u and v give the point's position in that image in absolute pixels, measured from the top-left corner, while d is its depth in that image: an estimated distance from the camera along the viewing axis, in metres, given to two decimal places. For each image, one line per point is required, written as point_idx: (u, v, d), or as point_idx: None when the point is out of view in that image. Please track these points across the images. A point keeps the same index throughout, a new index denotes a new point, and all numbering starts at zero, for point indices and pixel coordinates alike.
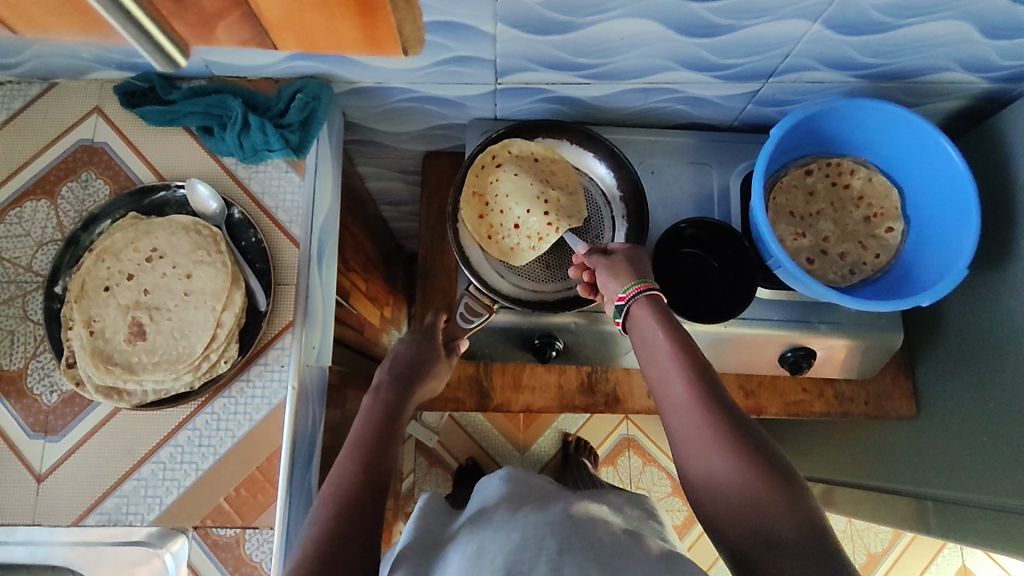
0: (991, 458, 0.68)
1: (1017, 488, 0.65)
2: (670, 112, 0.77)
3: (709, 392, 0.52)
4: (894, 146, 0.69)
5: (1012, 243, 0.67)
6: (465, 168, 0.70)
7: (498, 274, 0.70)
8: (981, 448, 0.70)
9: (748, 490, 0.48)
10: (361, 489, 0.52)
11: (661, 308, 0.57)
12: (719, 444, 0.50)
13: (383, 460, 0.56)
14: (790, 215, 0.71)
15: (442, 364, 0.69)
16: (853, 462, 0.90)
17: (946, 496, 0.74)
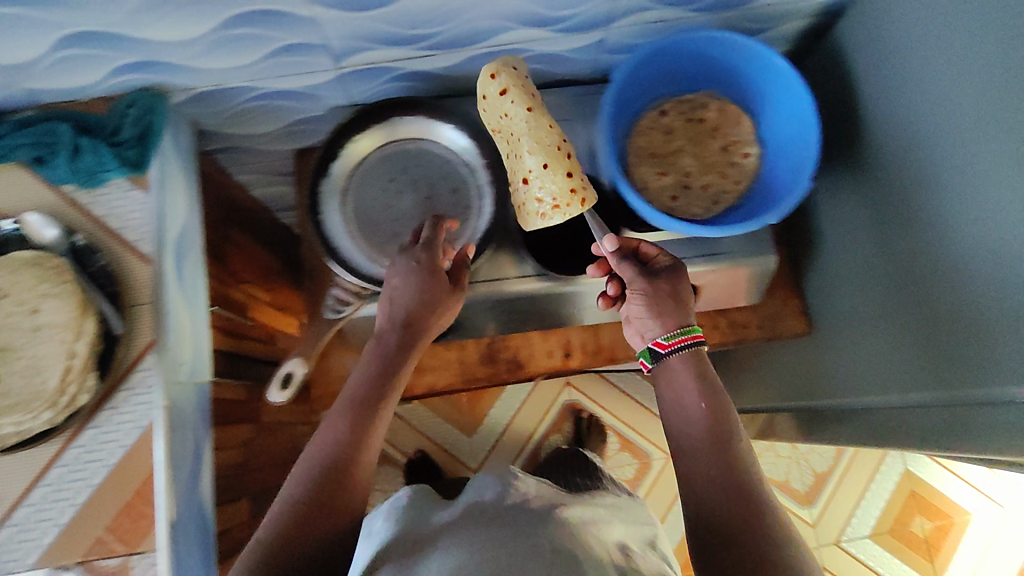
0: (866, 358, 0.70)
1: (887, 383, 0.67)
2: (527, 73, 0.76)
3: (723, 461, 0.57)
4: (734, 71, 0.68)
5: (868, 154, 0.68)
6: (316, 159, 0.68)
7: (368, 261, 0.68)
8: (860, 350, 0.72)
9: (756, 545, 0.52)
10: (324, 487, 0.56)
11: (696, 365, 0.62)
12: (718, 475, 0.56)
13: (360, 438, 0.59)
14: (651, 155, 0.71)
15: (445, 295, 0.65)
16: (767, 386, 0.93)
17: (859, 400, 0.72)
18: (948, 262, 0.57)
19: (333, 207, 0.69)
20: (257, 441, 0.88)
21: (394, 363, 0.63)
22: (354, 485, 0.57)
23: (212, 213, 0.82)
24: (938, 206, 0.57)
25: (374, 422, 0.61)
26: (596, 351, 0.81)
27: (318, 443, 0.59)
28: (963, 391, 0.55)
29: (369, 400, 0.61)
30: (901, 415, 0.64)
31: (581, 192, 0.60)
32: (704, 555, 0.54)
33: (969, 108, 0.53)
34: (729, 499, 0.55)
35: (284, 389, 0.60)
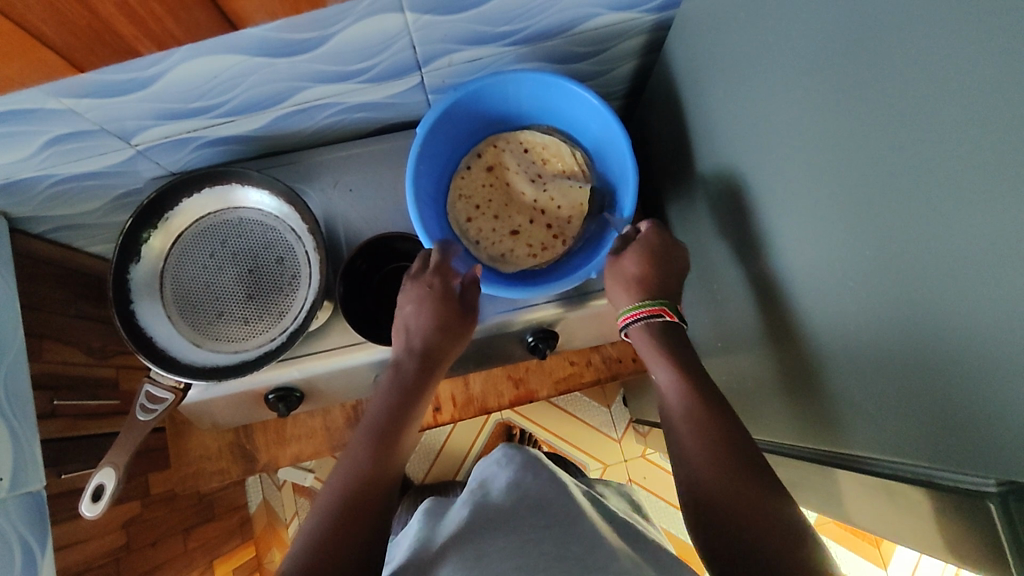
0: (743, 393, 0.67)
1: (765, 424, 0.63)
2: (353, 121, 0.71)
3: (700, 419, 0.49)
4: (562, 107, 0.65)
5: (709, 182, 0.64)
6: (121, 243, 0.63)
7: (192, 346, 0.64)
8: (734, 380, 0.68)
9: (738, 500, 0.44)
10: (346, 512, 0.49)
11: (663, 334, 0.55)
12: (708, 455, 0.47)
13: (387, 466, 0.53)
14: (478, 200, 0.67)
15: (459, 316, 0.60)
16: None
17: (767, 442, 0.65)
18: (785, 304, 0.53)
19: (149, 292, 0.65)
20: (144, 519, 0.86)
21: (418, 391, 0.58)
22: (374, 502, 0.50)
23: (56, 296, 0.78)
24: (774, 243, 0.53)
25: (396, 457, 0.54)
26: (467, 404, 0.78)
27: (346, 468, 0.52)
28: (838, 452, 0.49)
29: (392, 431, 0.55)
30: (800, 466, 0.58)
31: (561, 237, 0.66)
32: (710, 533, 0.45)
33: (781, 144, 0.49)
34: (726, 478, 0.45)
35: (95, 502, 0.58)
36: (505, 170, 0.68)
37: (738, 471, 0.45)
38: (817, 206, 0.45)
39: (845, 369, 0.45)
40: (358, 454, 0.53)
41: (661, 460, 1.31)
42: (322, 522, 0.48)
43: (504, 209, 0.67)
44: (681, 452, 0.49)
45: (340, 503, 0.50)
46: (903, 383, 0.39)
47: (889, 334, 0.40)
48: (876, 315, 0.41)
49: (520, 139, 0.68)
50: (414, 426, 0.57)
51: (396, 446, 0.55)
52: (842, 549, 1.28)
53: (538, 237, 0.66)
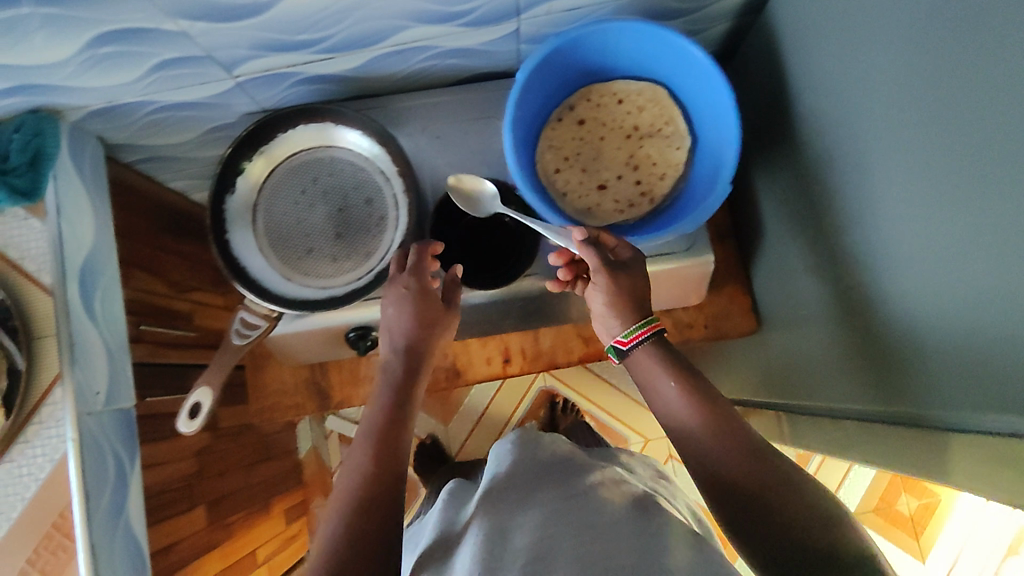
0: (801, 358, 0.69)
1: (821, 391, 0.65)
2: (444, 68, 0.71)
3: (713, 431, 0.53)
4: (660, 59, 0.64)
5: (805, 147, 0.62)
6: (221, 172, 0.65)
7: (282, 278, 0.66)
8: (799, 345, 0.70)
9: (785, 510, 0.48)
10: (360, 518, 0.52)
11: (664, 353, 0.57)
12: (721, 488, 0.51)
13: (391, 465, 0.56)
14: (567, 152, 0.67)
15: (444, 315, 0.62)
16: (740, 381, 0.88)
17: (823, 413, 0.65)
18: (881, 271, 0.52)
19: (242, 223, 0.66)
20: (213, 450, 0.88)
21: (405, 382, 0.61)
22: (382, 504, 0.53)
23: (142, 227, 0.80)
24: (874, 208, 0.52)
25: (399, 454, 0.57)
26: (536, 357, 0.78)
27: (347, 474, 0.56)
28: (908, 412, 0.49)
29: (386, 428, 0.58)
30: (857, 430, 0.58)
31: (651, 193, 0.65)
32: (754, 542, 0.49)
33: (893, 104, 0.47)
34: (756, 484, 0.50)
35: (191, 419, 0.60)
36: (597, 123, 0.67)
37: (761, 480, 0.50)
38: (929, 167, 0.44)
39: (934, 330, 0.45)
40: (355, 461, 0.56)
41: None
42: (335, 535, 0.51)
43: (593, 162, 0.66)
44: (696, 454, 0.53)
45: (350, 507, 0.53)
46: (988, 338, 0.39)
47: (980, 291, 0.39)
48: (970, 273, 0.40)
49: (616, 92, 0.67)
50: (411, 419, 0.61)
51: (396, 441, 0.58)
52: (881, 542, 1.27)
53: (627, 192, 0.65)
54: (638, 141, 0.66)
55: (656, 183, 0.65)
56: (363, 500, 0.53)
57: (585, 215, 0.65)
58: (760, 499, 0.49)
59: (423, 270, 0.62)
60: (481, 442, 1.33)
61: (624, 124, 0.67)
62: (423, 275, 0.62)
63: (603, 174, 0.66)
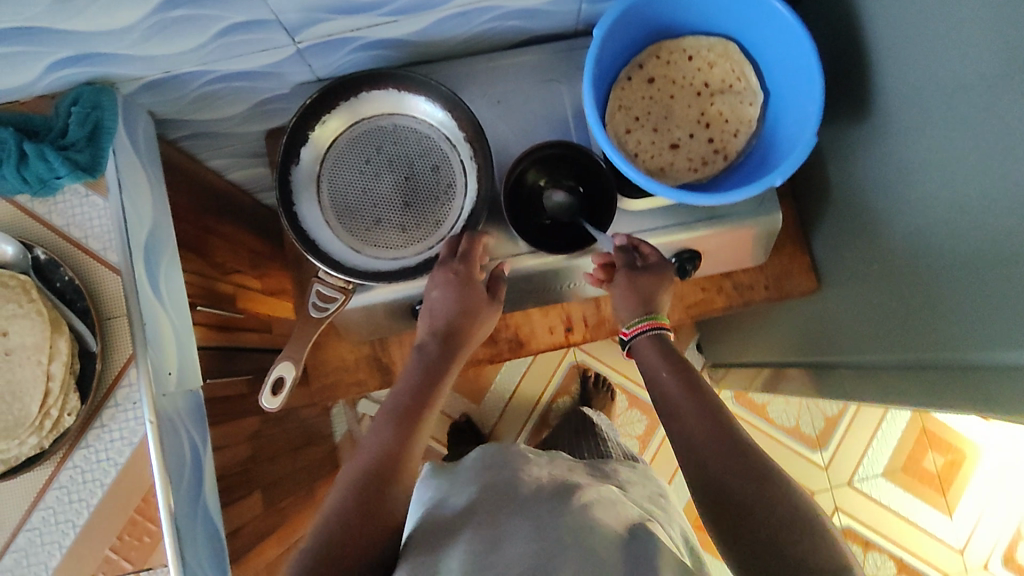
0: (869, 312, 0.69)
1: (890, 342, 0.66)
2: (504, 30, 0.69)
3: (708, 423, 0.57)
4: (736, 11, 0.63)
5: (879, 99, 0.62)
6: (287, 142, 0.63)
7: (352, 249, 0.64)
8: (867, 299, 0.70)
9: (764, 500, 0.52)
10: (359, 505, 0.55)
11: (663, 350, 0.64)
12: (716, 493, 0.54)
13: (405, 453, 0.59)
14: (637, 111, 0.66)
15: (485, 309, 0.65)
16: (791, 340, 0.89)
17: (882, 362, 0.68)
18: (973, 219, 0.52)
19: (308, 194, 0.65)
20: (265, 434, 0.87)
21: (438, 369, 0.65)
22: (391, 493, 0.56)
23: (186, 207, 0.77)
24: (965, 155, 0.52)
25: (414, 443, 0.60)
26: (599, 325, 0.78)
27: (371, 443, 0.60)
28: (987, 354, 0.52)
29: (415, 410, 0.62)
30: (930, 379, 0.59)
31: (725, 151, 0.65)
32: (724, 526, 0.53)
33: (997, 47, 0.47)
34: (739, 476, 0.54)
35: (274, 395, 0.58)
36: (665, 81, 0.66)
37: (744, 472, 0.54)
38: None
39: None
40: (380, 435, 0.60)
41: (733, 406, 1.33)
42: (333, 512, 0.55)
43: (664, 121, 0.66)
44: (684, 443, 0.58)
45: (370, 474, 0.57)
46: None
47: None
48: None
49: (685, 49, 0.66)
50: (433, 408, 0.64)
51: (416, 424, 0.62)
52: (908, 497, 1.30)
53: (700, 150, 0.65)
54: (709, 98, 0.66)
55: (729, 141, 0.66)
56: (369, 482, 0.56)
57: (659, 175, 0.65)
58: (755, 506, 0.52)
59: (475, 259, 0.63)
60: (512, 421, 1.33)
61: (694, 81, 0.66)
62: (474, 263, 0.63)
63: (675, 133, 0.66)
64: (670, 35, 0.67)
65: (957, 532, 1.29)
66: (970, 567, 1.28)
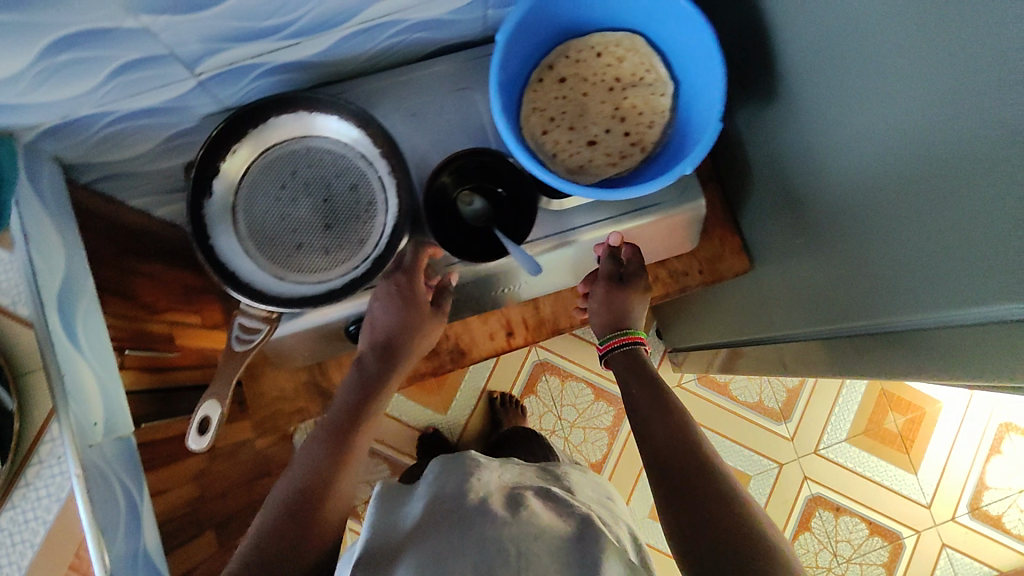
0: (799, 287, 0.71)
1: (822, 313, 0.67)
2: (412, 42, 0.69)
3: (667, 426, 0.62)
4: (638, 4, 0.63)
5: (784, 80, 0.63)
6: (198, 172, 0.62)
7: (275, 278, 0.63)
8: (794, 275, 0.71)
9: (711, 493, 0.56)
10: (287, 518, 0.57)
11: (627, 360, 0.70)
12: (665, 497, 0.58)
13: (336, 468, 0.62)
14: (551, 111, 0.66)
15: (425, 321, 0.67)
16: (734, 320, 0.90)
17: (814, 336, 0.70)
18: (875, 187, 0.53)
19: (225, 227, 0.64)
20: (213, 470, 0.85)
21: (373, 389, 0.67)
22: (319, 508, 0.59)
23: (105, 250, 0.76)
24: (862, 128, 0.53)
25: (347, 457, 0.63)
26: (539, 325, 0.78)
27: (299, 463, 0.62)
28: (903, 319, 0.53)
29: (348, 432, 0.65)
30: (859, 347, 0.62)
31: (641, 142, 0.66)
32: (675, 515, 0.56)
33: (876, 23, 0.48)
34: (693, 472, 0.58)
35: (201, 435, 0.57)
36: (576, 78, 0.67)
37: (699, 466, 0.58)
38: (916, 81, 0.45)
39: (937, 235, 0.46)
40: (310, 458, 0.63)
41: (696, 387, 1.34)
42: (259, 526, 0.57)
43: (579, 118, 0.66)
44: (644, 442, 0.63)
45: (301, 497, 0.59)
46: (989, 226, 0.41)
47: (986, 187, 0.41)
48: (973, 173, 0.42)
49: (594, 44, 0.66)
50: (370, 424, 0.66)
51: (351, 439, 0.64)
52: (873, 459, 1.33)
53: (617, 144, 0.66)
54: (621, 91, 0.66)
55: (644, 132, 0.66)
56: (297, 496, 0.59)
57: (578, 173, 0.65)
58: (700, 500, 0.56)
59: (415, 273, 0.66)
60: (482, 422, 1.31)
61: (605, 76, 0.66)
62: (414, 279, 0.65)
63: (591, 130, 0.66)
64: (577, 33, 0.67)
65: (923, 489, 1.32)
66: (939, 521, 1.31)
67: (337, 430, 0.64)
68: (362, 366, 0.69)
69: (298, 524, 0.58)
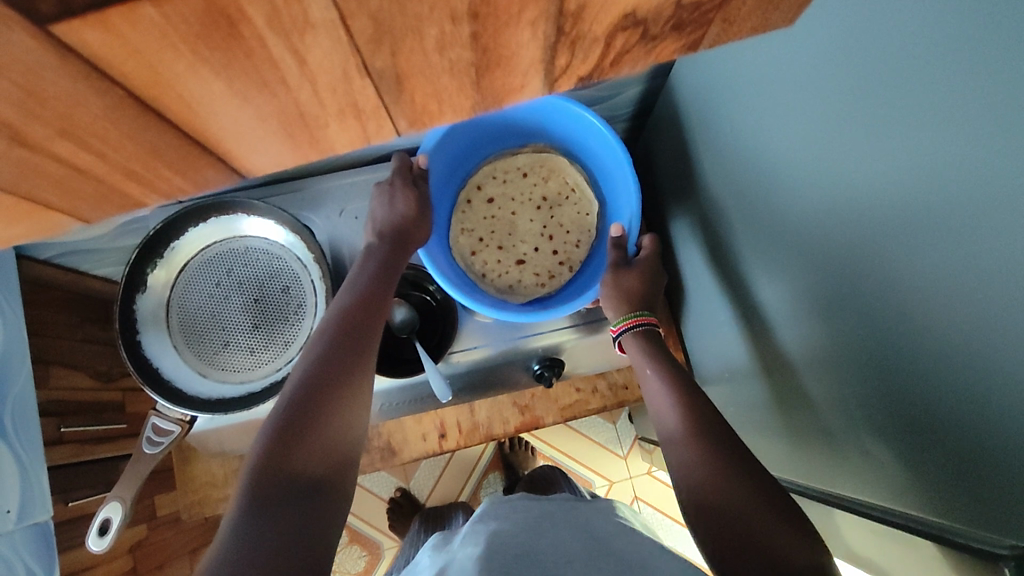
0: (734, 417, 0.69)
1: (762, 452, 0.64)
2: (359, 150, 0.71)
3: (696, 424, 0.51)
4: (560, 124, 0.66)
5: (708, 214, 0.63)
6: (132, 266, 0.64)
7: (199, 377, 0.64)
8: (727, 403, 0.70)
9: (728, 487, 0.46)
10: (292, 427, 0.47)
11: (646, 351, 0.59)
12: (698, 443, 0.50)
13: (338, 357, 0.52)
14: (478, 231, 0.70)
15: (424, 211, 0.64)
16: None
17: None
18: (773, 339, 0.52)
19: (155, 323, 0.65)
20: (149, 543, 0.84)
21: (383, 288, 0.58)
22: (329, 392, 0.50)
23: (62, 322, 0.78)
24: (760, 279, 0.53)
25: (357, 351, 0.53)
26: (472, 431, 0.77)
27: (302, 361, 0.52)
28: (848, 493, 0.48)
29: (357, 340, 0.54)
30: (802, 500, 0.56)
31: (569, 260, 0.69)
32: (710, 532, 0.45)
33: (767, 193, 0.48)
34: (720, 476, 0.47)
35: (101, 536, 0.58)
36: (502, 198, 0.70)
37: (726, 469, 0.47)
38: (803, 256, 0.44)
39: (848, 412, 0.44)
40: (316, 348, 0.52)
41: (665, 476, 1.25)
42: (263, 442, 0.47)
43: (507, 239, 0.70)
44: (671, 446, 0.52)
45: (308, 390, 0.49)
46: (893, 422, 0.39)
47: (889, 385, 0.38)
48: (873, 365, 0.39)
49: (521, 162, 0.70)
50: (381, 322, 0.57)
51: (358, 347, 0.53)
52: None
53: (544, 263, 0.69)
54: (549, 209, 0.70)
55: (570, 249, 0.69)
56: (301, 395, 0.49)
57: (506, 293, 0.68)
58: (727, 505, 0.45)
59: (402, 175, 0.64)
60: (451, 485, 1.24)
61: (531, 195, 0.70)
62: (404, 185, 0.64)
63: (519, 249, 0.69)
64: (501, 155, 0.71)
65: None
66: None
67: (341, 327, 0.54)
68: (369, 254, 0.61)
69: (319, 425, 0.48)
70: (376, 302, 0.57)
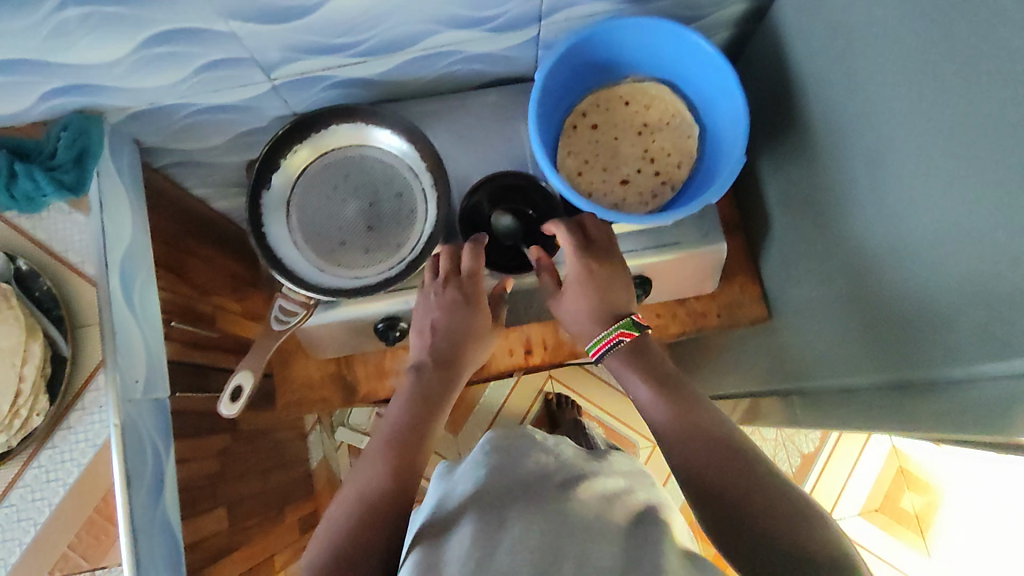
0: (810, 333, 0.72)
1: (828, 362, 0.68)
2: (468, 73, 0.76)
3: (686, 422, 0.57)
4: (662, 51, 0.70)
5: (806, 137, 0.67)
6: (262, 160, 0.68)
7: (317, 270, 0.68)
8: (806, 320, 0.73)
9: (725, 483, 0.53)
10: (364, 528, 0.54)
11: (637, 365, 0.64)
12: (682, 444, 0.56)
13: (403, 475, 0.58)
14: (584, 154, 0.73)
15: (480, 324, 0.69)
16: (749, 371, 0.92)
17: (820, 386, 0.70)
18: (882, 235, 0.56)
19: (277, 217, 0.70)
20: (232, 451, 0.87)
21: (432, 417, 0.64)
22: (394, 497, 0.56)
23: (172, 229, 0.83)
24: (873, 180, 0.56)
25: (413, 463, 0.60)
26: (556, 348, 0.81)
27: (363, 477, 0.58)
28: (910, 376, 0.53)
29: (411, 450, 0.61)
30: (866, 402, 0.61)
31: (671, 179, 0.72)
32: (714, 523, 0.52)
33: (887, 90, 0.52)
34: (714, 472, 0.53)
35: (232, 402, 0.61)
36: (606, 124, 0.74)
37: (722, 465, 0.53)
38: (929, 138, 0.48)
39: (930, 283, 0.49)
40: (375, 467, 0.58)
41: None
42: (333, 544, 0.53)
43: (610, 161, 0.73)
44: (667, 444, 0.58)
45: (368, 503, 0.56)
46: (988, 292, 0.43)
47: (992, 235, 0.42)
48: (978, 223, 0.43)
49: (622, 90, 0.74)
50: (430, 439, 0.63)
51: (411, 456, 0.60)
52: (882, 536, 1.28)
53: (647, 183, 0.72)
54: (649, 134, 0.73)
55: (671, 171, 0.72)
56: (368, 509, 0.55)
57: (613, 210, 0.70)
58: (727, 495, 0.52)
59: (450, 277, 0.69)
60: None
61: (633, 121, 0.74)
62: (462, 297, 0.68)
63: (623, 170, 0.72)
64: (604, 84, 0.75)
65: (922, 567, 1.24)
66: None
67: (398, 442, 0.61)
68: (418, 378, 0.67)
69: (382, 520, 0.55)
70: (425, 426, 0.63)
